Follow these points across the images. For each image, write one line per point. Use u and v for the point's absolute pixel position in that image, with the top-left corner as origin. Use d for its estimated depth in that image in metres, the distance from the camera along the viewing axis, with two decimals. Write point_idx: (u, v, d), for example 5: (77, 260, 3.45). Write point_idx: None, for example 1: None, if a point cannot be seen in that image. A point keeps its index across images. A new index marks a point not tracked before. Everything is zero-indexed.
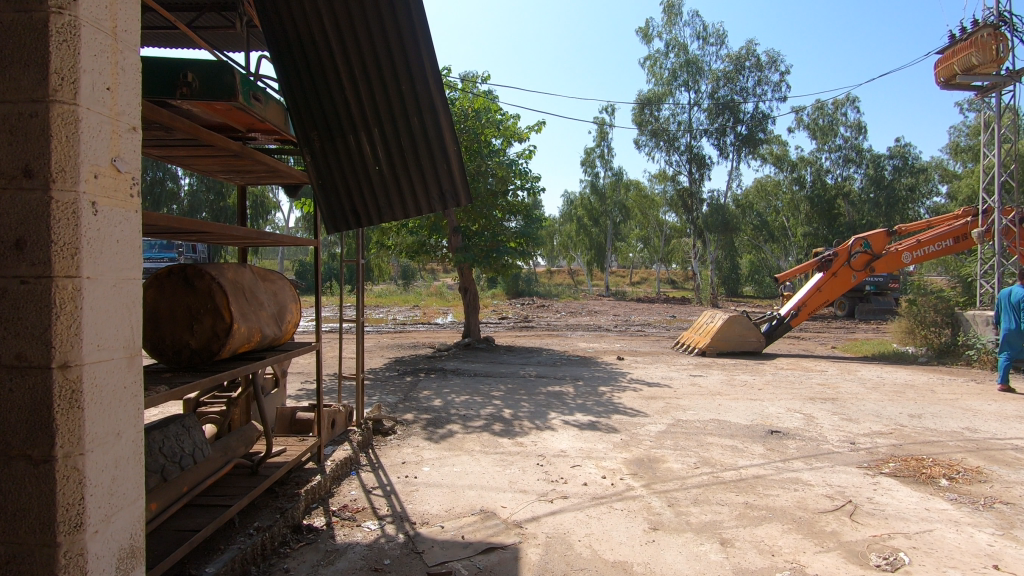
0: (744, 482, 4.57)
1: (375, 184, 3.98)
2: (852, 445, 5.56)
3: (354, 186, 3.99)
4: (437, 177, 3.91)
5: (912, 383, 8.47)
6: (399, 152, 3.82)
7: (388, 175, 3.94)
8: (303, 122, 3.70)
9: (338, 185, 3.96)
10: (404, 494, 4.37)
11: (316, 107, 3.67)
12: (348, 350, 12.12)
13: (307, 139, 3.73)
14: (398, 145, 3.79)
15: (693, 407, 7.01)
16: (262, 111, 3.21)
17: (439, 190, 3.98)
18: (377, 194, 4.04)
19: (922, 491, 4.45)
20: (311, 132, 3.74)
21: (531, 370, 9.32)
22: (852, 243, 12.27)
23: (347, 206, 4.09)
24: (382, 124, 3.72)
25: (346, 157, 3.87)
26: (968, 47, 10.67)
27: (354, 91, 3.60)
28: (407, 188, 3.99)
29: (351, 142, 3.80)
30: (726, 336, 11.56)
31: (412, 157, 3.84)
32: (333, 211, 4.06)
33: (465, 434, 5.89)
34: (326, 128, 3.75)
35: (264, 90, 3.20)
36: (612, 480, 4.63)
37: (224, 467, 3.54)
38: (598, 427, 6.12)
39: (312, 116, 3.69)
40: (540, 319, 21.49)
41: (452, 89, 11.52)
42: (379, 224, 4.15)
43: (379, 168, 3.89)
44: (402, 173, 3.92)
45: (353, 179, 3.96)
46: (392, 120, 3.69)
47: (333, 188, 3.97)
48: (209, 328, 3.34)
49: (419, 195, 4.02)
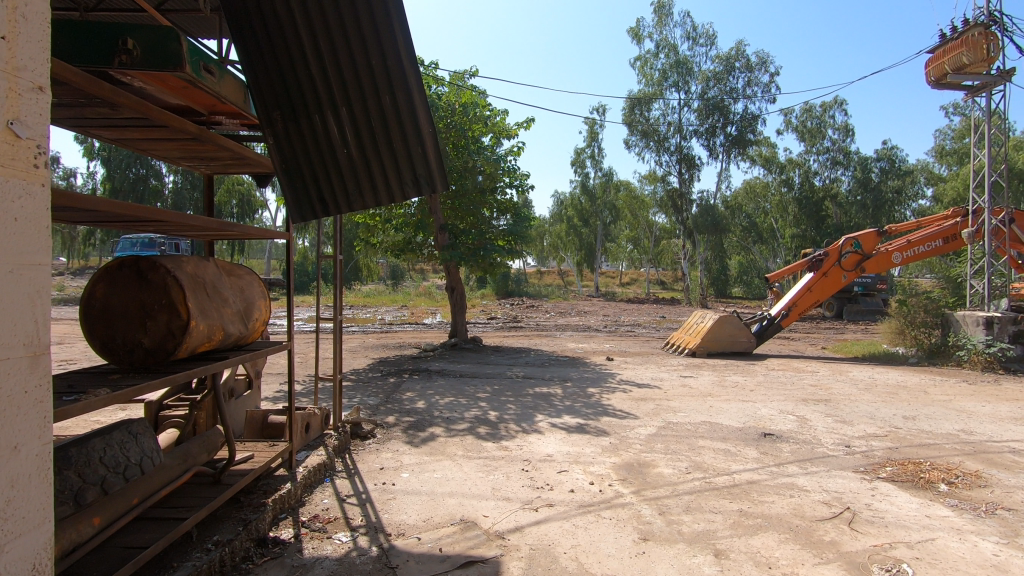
0: (738, 489, 4.37)
1: (344, 169, 3.72)
2: (848, 448, 5.39)
3: (320, 171, 3.71)
4: (411, 161, 3.70)
5: (905, 384, 8.35)
6: (371, 133, 3.58)
7: (357, 159, 3.69)
8: (264, 101, 3.42)
9: (303, 171, 3.67)
10: (380, 503, 4.12)
11: (279, 84, 3.40)
12: (332, 351, 11.83)
13: (269, 118, 3.45)
14: (369, 126, 3.56)
15: (684, 409, 6.82)
16: (216, 86, 2.97)
17: (413, 175, 3.76)
18: (345, 180, 3.78)
19: (921, 497, 4.28)
20: (273, 111, 3.46)
21: (518, 371, 9.10)
22: (843, 243, 12.19)
23: (313, 194, 3.81)
24: (350, 101, 3.47)
25: (311, 138, 3.59)
26: (959, 46, 10.62)
27: (320, 65, 3.34)
28: (380, 174, 3.76)
29: (316, 122, 3.54)
30: (717, 336, 11.41)
31: (384, 139, 3.61)
32: (297, 199, 3.76)
33: (448, 437, 5.65)
34: (289, 107, 3.48)
35: (219, 64, 2.97)
36: (600, 487, 4.40)
37: (182, 475, 3.27)
38: (586, 430, 5.90)
39: (273, 93, 3.42)
40: (530, 319, 21.29)
41: (440, 83, 11.31)
42: (348, 212, 3.88)
43: (348, 151, 3.63)
44: (373, 157, 3.68)
45: (320, 164, 3.68)
46: (363, 99, 3.46)
47: (297, 174, 3.67)
48: (164, 326, 3.07)
49: (391, 180, 3.78)
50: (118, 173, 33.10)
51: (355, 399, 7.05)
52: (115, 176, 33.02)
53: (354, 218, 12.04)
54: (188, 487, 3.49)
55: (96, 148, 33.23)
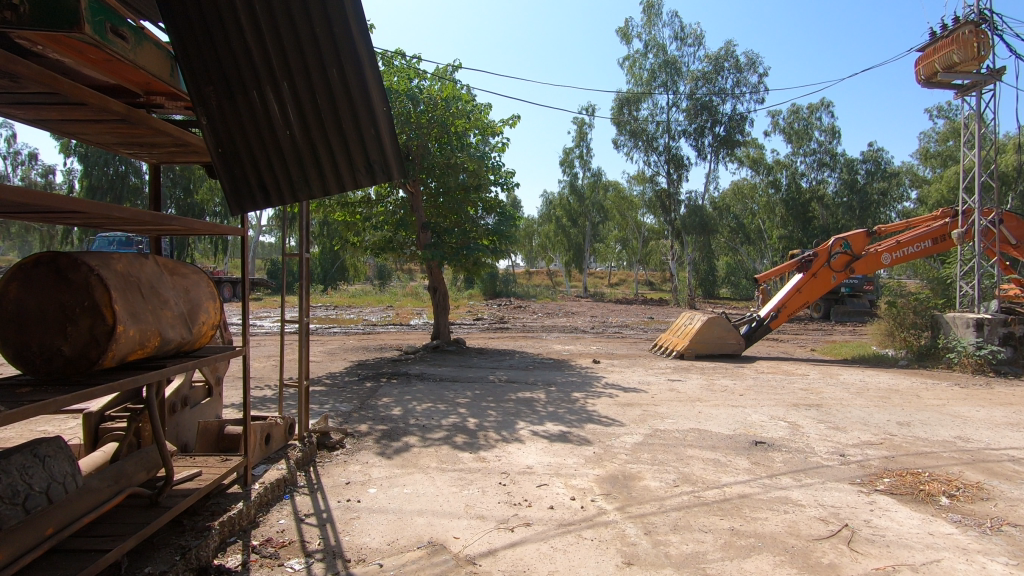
0: (728, 504, 4.09)
1: (288, 153, 3.40)
2: (842, 458, 5.14)
3: (261, 155, 3.36)
4: (363, 144, 3.45)
5: (897, 388, 8.14)
6: (318, 113, 3.29)
7: (303, 142, 3.39)
8: (194, 77, 3.03)
9: (241, 155, 3.31)
10: (341, 523, 3.78)
11: (211, 56, 3.01)
12: (310, 353, 11.44)
13: (201, 97, 3.08)
14: (317, 106, 3.26)
15: (672, 415, 6.53)
16: (134, 54, 2.67)
17: (366, 160, 3.52)
18: (289, 166, 3.46)
19: (922, 512, 4.01)
20: (206, 88, 3.08)
21: (501, 374, 8.77)
22: (832, 243, 12.03)
23: (253, 182, 3.45)
24: (294, 77, 3.15)
25: (249, 119, 3.24)
26: (950, 44, 10.48)
27: (257, 36, 2.99)
28: (329, 159, 3.48)
29: (255, 100, 3.19)
30: (705, 338, 11.17)
31: (332, 121, 3.32)
32: (235, 187, 3.39)
33: (422, 447, 5.31)
34: (223, 83, 3.10)
35: (134, 29, 2.66)
36: (582, 503, 4.09)
37: (112, 498, 2.91)
38: (569, 439, 5.60)
39: (203, 67, 3.03)
40: (516, 320, 20.99)
41: (423, 76, 10.93)
42: (294, 202, 3.57)
43: (293, 133, 3.32)
44: (321, 140, 3.39)
45: (261, 148, 3.34)
46: (310, 76, 3.15)
47: (235, 159, 3.31)
48: (87, 331, 2.71)
49: (342, 166, 3.52)
50: (95, 170, 32.33)
51: (328, 405, 6.70)
52: (93, 173, 32.24)
53: (334, 216, 11.65)
54: (121, 511, 3.12)
55: (74, 144, 32.47)
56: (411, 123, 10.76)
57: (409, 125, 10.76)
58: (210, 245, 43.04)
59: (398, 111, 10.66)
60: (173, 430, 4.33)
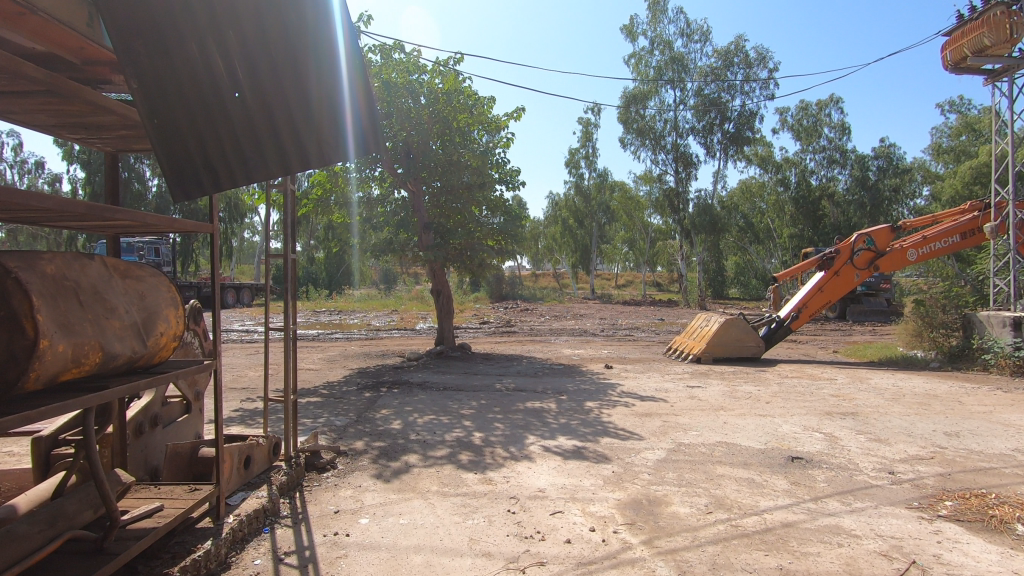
0: (772, 536, 3.55)
1: (241, 121, 2.88)
2: (892, 476, 4.58)
3: (210, 129, 2.82)
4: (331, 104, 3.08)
5: (935, 393, 7.55)
6: (277, 73, 2.89)
7: (260, 113, 2.93)
8: (118, 29, 2.48)
9: (184, 130, 2.75)
10: (326, 563, 3.28)
11: (138, 4, 2.52)
12: (309, 361, 10.96)
13: (128, 51, 2.53)
14: (275, 64, 2.87)
15: (695, 427, 5.98)
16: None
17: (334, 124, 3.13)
18: (243, 137, 2.93)
19: (999, 545, 3.46)
20: (134, 45, 2.53)
21: (509, 382, 8.24)
22: (856, 239, 11.42)
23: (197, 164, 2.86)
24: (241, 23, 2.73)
25: (189, 81, 2.72)
26: (981, 27, 9.83)
27: None
28: (293, 130, 3.04)
29: (194, 56, 2.69)
30: (722, 341, 10.61)
31: (294, 81, 2.94)
32: (178, 172, 2.79)
33: (423, 468, 4.80)
34: (155, 38, 2.58)
35: None
36: (603, 535, 3.56)
37: (44, 546, 2.41)
38: (584, 456, 5.07)
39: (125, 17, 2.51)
40: (523, 323, 20.48)
41: (424, 68, 10.48)
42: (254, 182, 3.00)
43: (245, 100, 2.87)
44: (282, 106, 2.96)
45: (211, 121, 2.82)
46: (264, 26, 2.77)
47: (174, 134, 2.73)
48: (5, 348, 2.20)
49: (309, 138, 3.10)
50: (98, 177, 32.23)
51: (323, 419, 6.21)
52: (96, 179, 32.16)
53: (332, 217, 11.16)
54: (59, 560, 2.62)
55: (77, 151, 32.36)
56: (413, 118, 10.33)
57: (412, 120, 10.34)
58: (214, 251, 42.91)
59: (400, 106, 10.25)
60: (139, 456, 3.84)
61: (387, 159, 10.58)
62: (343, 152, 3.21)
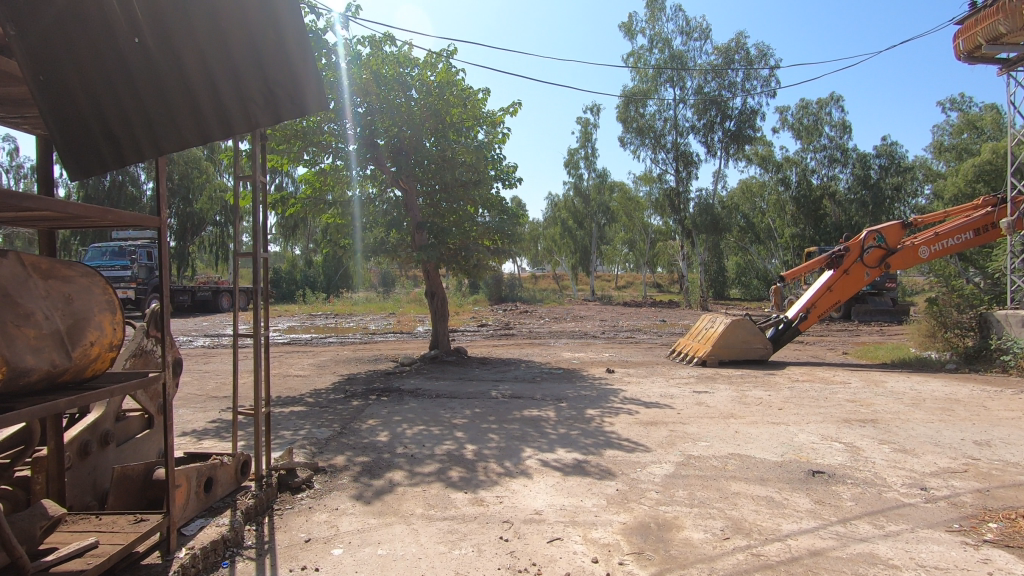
0: (799, 567, 3.12)
1: (149, 80, 2.63)
2: (925, 494, 4.15)
3: (109, 86, 2.54)
4: (255, 67, 2.89)
5: (957, 398, 7.12)
6: (190, 29, 2.67)
7: (172, 73, 2.67)
8: None
9: (80, 90, 2.48)
10: None
11: None
12: (298, 367, 10.53)
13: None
14: (185, 13, 2.65)
15: (705, 437, 5.55)
16: None
17: (264, 91, 2.95)
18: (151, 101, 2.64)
19: None
20: None
21: (504, 389, 7.80)
22: (865, 237, 11.00)
23: (99, 129, 2.57)
24: None
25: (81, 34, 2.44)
26: (994, 14, 9.40)
27: None
28: (209, 89, 2.76)
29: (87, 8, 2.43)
30: (728, 343, 10.17)
31: (206, 31, 2.71)
32: (68, 136, 2.49)
33: (408, 486, 4.36)
34: None
35: None
36: (606, 568, 3.13)
37: None
38: (585, 471, 4.64)
39: None
40: (522, 326, 20.06)
41: (416, 62, 10.04)
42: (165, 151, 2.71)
43: (147, 48, 2.58)
44: (194, 58, 2.71)
45: (107, 77, 2.53)
46: None
47: (67, 93, 2.45)
48: None
49: (232, 103, 2.84)
50: (91, 180, 31.90)
51: (304, 431, 5.79)
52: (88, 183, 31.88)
53: (321, 217, 10.76)
54: None
55: None
56: (406, 115, 9.89)
57: (405, 117, 9.89)
58: (211, 254, 42.56)
59: (392, 103, 9.80)
60: (87, 479, 3.45)
61: (379, 157, 10.17)
62: (273, 119, 3.01)
